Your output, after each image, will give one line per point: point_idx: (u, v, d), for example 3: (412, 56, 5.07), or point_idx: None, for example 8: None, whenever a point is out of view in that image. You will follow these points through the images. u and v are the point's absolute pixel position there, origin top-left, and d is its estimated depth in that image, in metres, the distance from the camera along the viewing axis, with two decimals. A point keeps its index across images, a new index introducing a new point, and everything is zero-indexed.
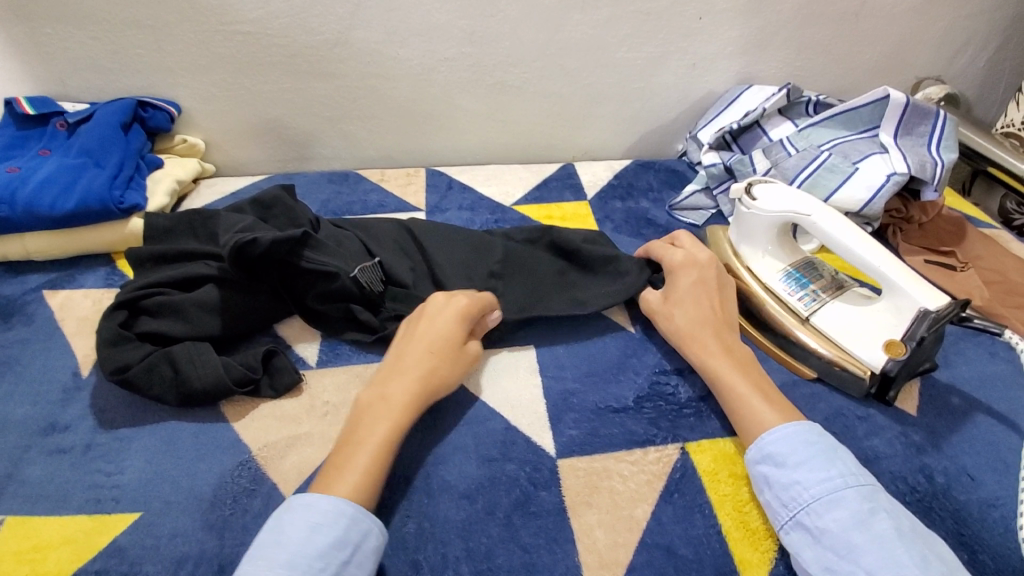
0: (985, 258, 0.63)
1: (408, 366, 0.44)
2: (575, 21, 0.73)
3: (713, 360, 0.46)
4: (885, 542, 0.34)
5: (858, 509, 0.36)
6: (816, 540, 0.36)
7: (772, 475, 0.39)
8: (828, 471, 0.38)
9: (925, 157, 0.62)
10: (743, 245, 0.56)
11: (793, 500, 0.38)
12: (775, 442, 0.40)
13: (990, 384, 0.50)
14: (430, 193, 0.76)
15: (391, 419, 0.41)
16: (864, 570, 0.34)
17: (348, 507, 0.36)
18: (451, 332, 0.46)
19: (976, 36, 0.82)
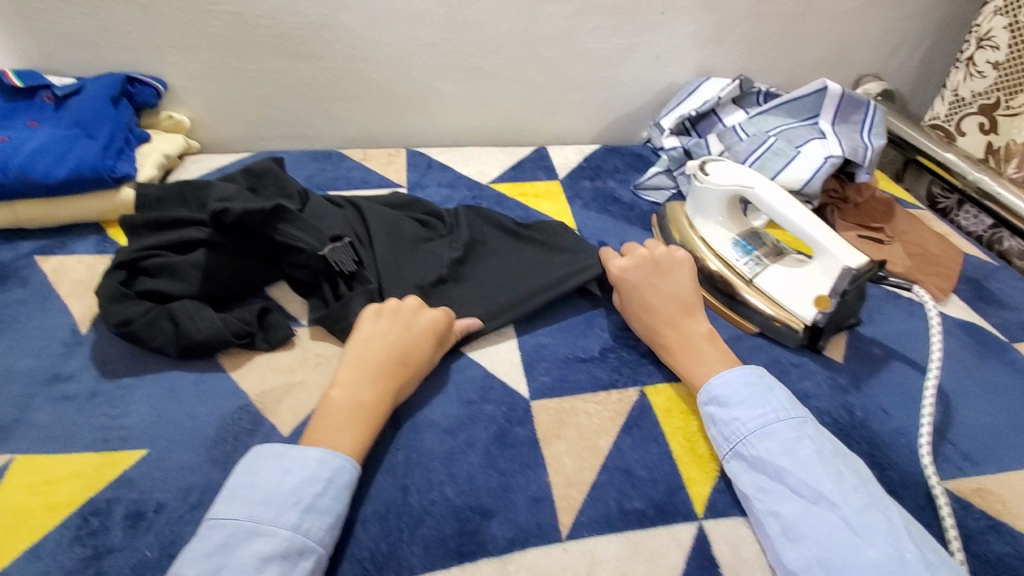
0: (909, 233, 0.71)
1: (382, 373, 0.45)
2: (548, 12, 0.78)
3: (673, 355, 0.50)
4: (804, 463, 0.41)
5: (786, 438, 0.42)
6: (751, 466, 0.42)
7: (718, 415, 0.45)
8: (763, 408, 0.44)
9: (858, 142, 0.70)
10: (698, 217, 0.63)
11: (734, 434, 0.44)
12: (720, 387, 0.46)
13: (905, 338, 0.58)
14: (411, 172, 0.80)
15: (359, 428, 0.42)
16: (790, 488, 0.40)
17: (320, 452, 0.40)
18: (424, 341, 0.48)
19: (909, 37, 0.91)
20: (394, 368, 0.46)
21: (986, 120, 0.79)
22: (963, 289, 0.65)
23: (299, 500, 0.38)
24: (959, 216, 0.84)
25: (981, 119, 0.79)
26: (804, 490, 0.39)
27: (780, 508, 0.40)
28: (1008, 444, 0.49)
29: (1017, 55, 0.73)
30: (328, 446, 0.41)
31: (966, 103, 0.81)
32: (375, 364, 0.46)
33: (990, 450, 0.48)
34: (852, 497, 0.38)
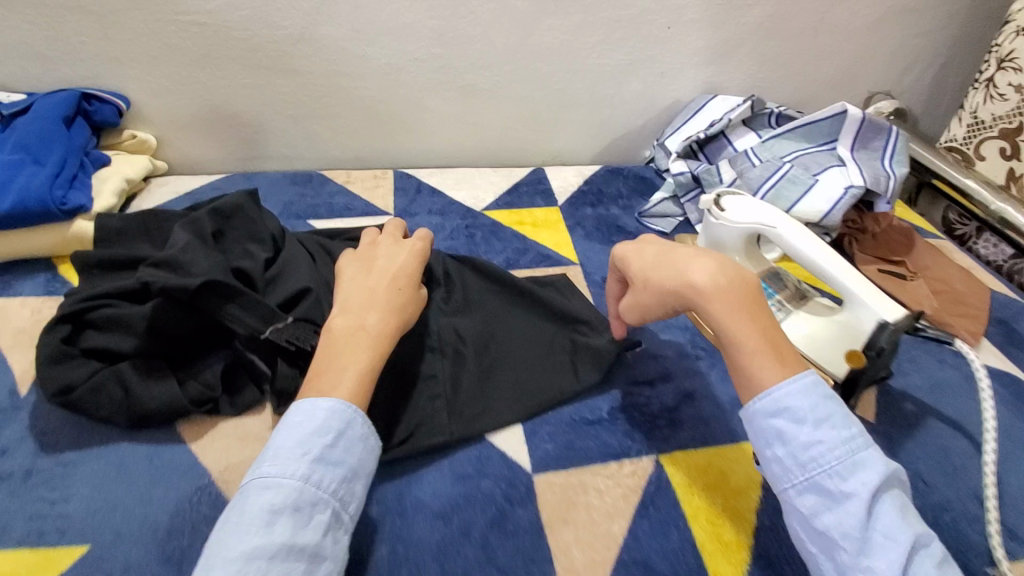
0: (932, 267, 0.67)
1: (377, 301, 0.45)
2: (547, 26, 0.72)
3: (716, 302, 0.40)
4: (897, 510, 0.34)
5: (878, 472, 0.35)
6: (834, 503, 0.35)
7: (788, 431, 0.37)
8: (849, 431, 0.36)
9: (879, 171, 0.65)
10: None
11: (810, 461, 0.36)
12: (793, 395, 0.37)
13: (939, 390, 0.53)
14: (399, 197, 0.74)
15: (373, 347, 0.42)
16: (881, 536, 0.33)
17: (320, 403, 0.39)
18: (408, 269, 0.49)
19: (923, 54, 0.87)
20: (385, 293, 0.46)
21: (1007, 146, 0.75)
22: (993, 331, 0.61)
23: (308, 456, 0.37)
24: (977, 244, 0.80)
25: (1002, 144, 0.75)
26: (904, 542, 0.33)
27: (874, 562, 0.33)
28: None
29: None
30: (343, 365, 0.41)
31: (985, 127, 0.77)
32: (368, 295, 0.46)
33: None
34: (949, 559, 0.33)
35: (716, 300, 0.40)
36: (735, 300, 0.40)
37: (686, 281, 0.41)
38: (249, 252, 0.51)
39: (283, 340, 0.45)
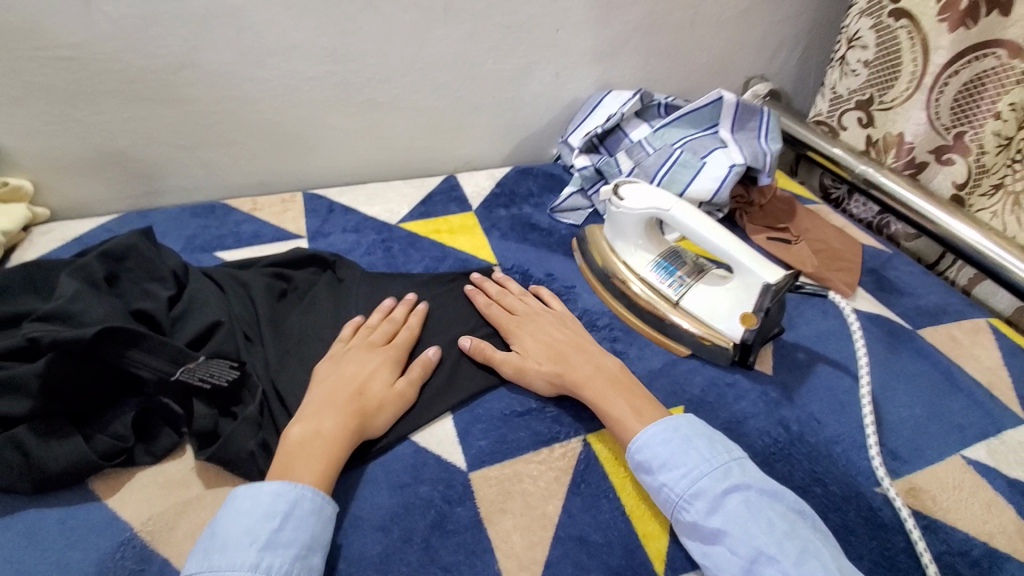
0: (811, 230, 0.74)
1: (337, 403, 0.45)
2: (439, 36, 0.74)
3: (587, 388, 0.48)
4: (739, 520, 0.39)
5: (713, 495, 0.40)
6: (687, 530, 0.41)
7: (646, 479, 0.43)
8: (685, 466, 0.42)
9: (757, 148, 0.72)
10: (618, 241, 0.61)
11: (664, 500, 0.42)
12: (640, 450, 0.44)
13: (825, 338, 0.59)
14: (311, 218, 0.73)
15: (329, 454, 0.42)
16: (728, 549, 0.38)
17: (292, 487, 0.39)
18: (381, 368, 0.49)
19: (787, 39, 0.96)
20: (349, 395, 0.45)
21: (863, 115, 0.83)
22: (867, 280, 0.68)
23: (301, 548, 0.37)
24: (850, 205, 0.89)
25: (859, 114, 0.84)
26: (744, 551, 0.38)
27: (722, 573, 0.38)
28: (929, 436, 0.50)
29: (885, 54, 0.78)
30: (298, 475, 0.40)
31: (844, 100, 0.86)
32: (331, 396, 0.46)
33: (915, 445, 0.49)
34: (788, 548, 0.37)
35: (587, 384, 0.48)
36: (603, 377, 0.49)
37: (547, 355, 0.51)
38: (150, 292, 0.50)
39: (196, 379, 0.45)
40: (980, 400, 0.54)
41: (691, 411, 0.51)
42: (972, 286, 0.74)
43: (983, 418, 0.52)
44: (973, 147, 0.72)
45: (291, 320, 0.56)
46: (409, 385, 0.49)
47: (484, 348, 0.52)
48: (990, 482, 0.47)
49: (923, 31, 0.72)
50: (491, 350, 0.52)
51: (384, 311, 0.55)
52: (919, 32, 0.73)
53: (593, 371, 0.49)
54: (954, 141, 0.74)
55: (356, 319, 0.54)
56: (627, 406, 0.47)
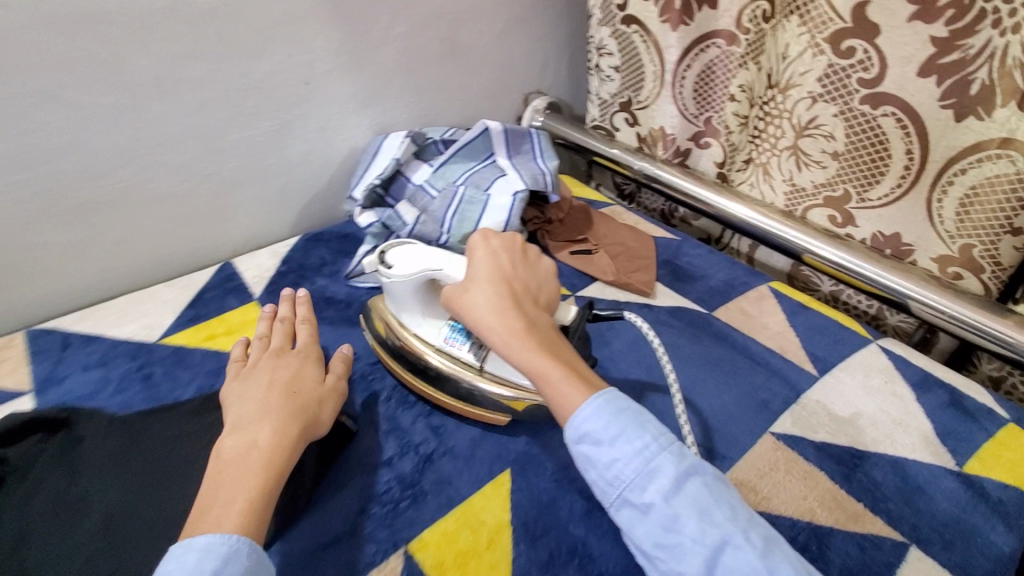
0: (609, 235, 0.75)
1: (274, 408, 0.45)
2: (158, 113, 0.63)
3: (531, 355, 0.43)
4: (701, 503, 0.37)
5: (675, 474, 0.38)
6: (641, 515, 0.38)
7: (594, 455, 0.40)
8: (644, 441, 0.39)
9: (535, 170, 0.72)
10: (405, 314, 0.54)
11: (616, 480, 0.39)
12: (592, 421, 0.40)
13: (637, 346, 0.59)
14: (37, 363, 0.58)
15: (264, 461, 0.41)
16: (688, 538, 0.36)
17: (226, 537, 0.36)
18: (304, 370, 0.50)
19: (551, 53, 0.99)
20: (284, 394, 0.46)
21: (628, 116, 0.88)
22: (664, 274, 0.70)
23: None
24: (642, 197, 0.93)
25: (625, 115, 0.88)
26: (707, 541, 0.36)
27: (684, 562, 0.36)
28: (740, 419, 0.51)
29: (628, 58, 0.82)
30: (230, 497, 0.38)
31: (610, 104, 0.90)
32: (265, 400, 0.46)
33: (730, 434, 0.50)
34: (751, 534, 0.36)
35: (537, 353, 0.43)
36: (541, 350, 0.44)
37: (490, 303, 0.46)
38: None
39: None
40: (778, 368, 0.56)
41: (519, 472, 0.47)
42: (754, 252, 0.80)
43: (783, 386, 0.54)
44: (721, 128, 0.77)
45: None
46: (336, 379, 0.51)
47: (477, 249, 0.51)
48: (799, 451, 0.48)
49: (652, 33, 0.77)
50: (474, 255, 0.50)
51: (268, 320, 0.57)
52: (649, 35, 0.77)
53: (527, 332, 0.45)
54: (706, 125, 0.79)
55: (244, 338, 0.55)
56: (559, 371, 0.43)
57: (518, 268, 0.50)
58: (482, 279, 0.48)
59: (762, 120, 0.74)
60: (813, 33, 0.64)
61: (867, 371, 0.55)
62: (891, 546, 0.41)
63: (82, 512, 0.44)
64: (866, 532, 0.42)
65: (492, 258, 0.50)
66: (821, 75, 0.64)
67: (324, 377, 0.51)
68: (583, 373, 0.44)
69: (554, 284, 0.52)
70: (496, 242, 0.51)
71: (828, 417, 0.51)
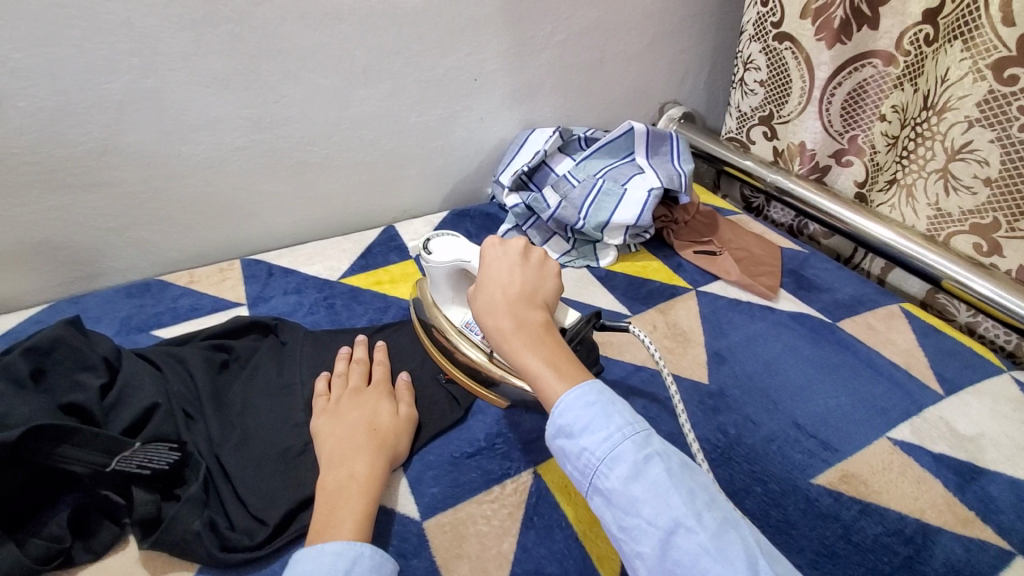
0: (734, 240, 0.78)
1: (362, 445, 0.46)
2: (362, 96, 0.77)
3: (519, 350, 0.44)
4: (658, 489, 0.36)
5: (634, 460, 0.37)
6: (606, 501, 0.37)
7: (568, 447, 0.40)
8: (608, 430, 0.39)
9: (671, 171, 0.77)
10: (436, 296, 0.58)
11: (586, 469, 0.39)
12: (565, 413, 0.40)
13: (754, 341, 0.63)
14: (250, 284, 0.73)
15: (364, 491, 0.43)
16: (644, 520, 0.35)
17: (350, 543, 0.38)
18: (380, 404, 0.51)
19: (692, 66, 1.03)
20: (366, 433, 0.48)
21: (767, 129, 0.90)
22: (787, 281, 0.72)
23: None
24: (770, 211, 0.94)
25: (763, 128, 0.91)
26: (661, 524, 0.35)
27: (639, 546, 0.35)
28: (854, 421, 0.54)
29: (776, 73, 0.85)
30: (340, 518, 0.41)
31: (749, 117, 0.93)
32: (352, 438, 0.47)
33: (842, 431, 0.53)
34: (705, 517, 0.34)
35: (524, 349, 0.44)
36: (529, 343, 0.44)
37: (485, 301, 0.47)
38: (81, 383, 0.49)
39: (134, 466, 0.44)
40: (900, 381, 0.58)
41: None
42: (885, 274, 0.80)
43: (904, 398, 0.56)
44: (867, 147, 0.79)
45: (228, 389, 0.56)
46: (409, 407, 0.52)
47: (486, 254, 0.51)
48: (914, 457, 0.51)
49: (805, 50, 0.79)
50: (486, 259, 0.51)
51: (346, 357, 0.57)
52: (801, 51, 0.80)
53: (515, 327, 0.45)
54: (850, 144, 0.81)
55: (324, 373, 0.56)
56: (540, 364, 0.43)
57: (523, 268, 0.49)
58: (481, 280, 0.49)
59: (912, 142, 0.74)
60: (976, 60, 0.64)
61: (1000, 397, 0.56)
62: (996, 551, 0.44)
63: (289, 393, 0.55)
64: (974, 536, 0.45)
65: (497, 262, 0.50)
66: (981, 101, 0.64)
67: (397, 405, 0.52)
68: (568, 363, 0.43)
69: (559, 282, 0.51)
70: (503, 245, 0.51)
71: (949, 433, 0.53)
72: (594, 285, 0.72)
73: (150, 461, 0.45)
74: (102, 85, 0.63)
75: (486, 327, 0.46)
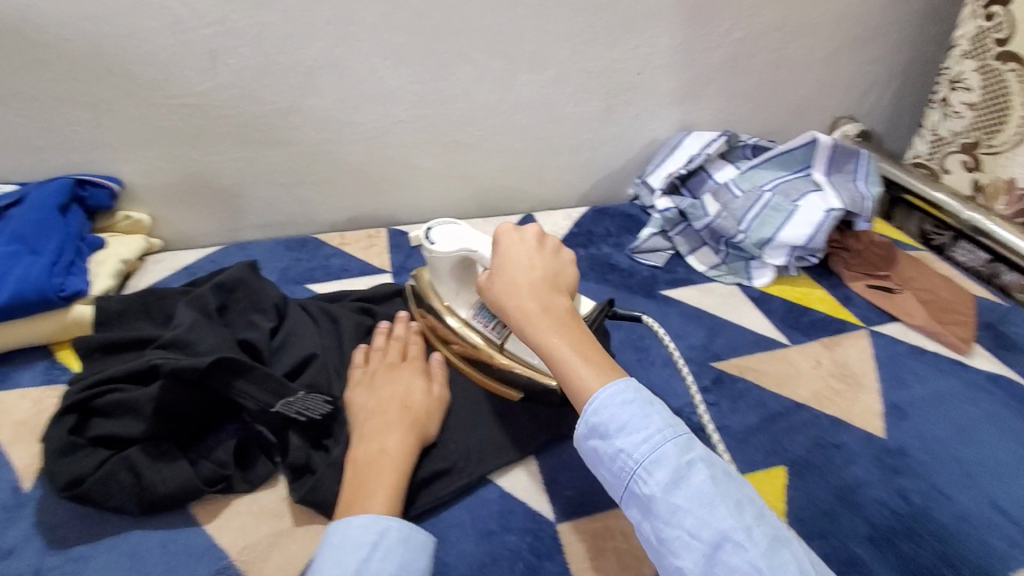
0: (917, 279, 0.68)
1: (392, 421, 0.44)
2: (525, 81, 0.76)
3: (553, 349, 0.40)
4: (702, 500, 0.34)
5: (675, 466, 0.35)
6: (644, 509, 0.35)
7: (601, 449, 0.37)
8: (647, 429, 0.36)
9: (855, 192, 0.69)
10: (439, 288, 0.52)
11: (621, 473, 0.36)
12: (601, 415, 0.37)
13: (943, 400, 0.54)
14: (395, 254, 0.75)
15: (395, 470, 0.42)
16: (687, 533, 0.33)
17: (376, 518, 0.38)
18: (414, 380, 0.48)
19: (879, 79, 0.92)
20: (397, 411, 0.45)
21: (969, 159, 0.78)
22: (985, 336, 0.62)
23: None
24: (955, 252, 0.82)
25: (963, 158, 0.78)
26: (705, 537, 0.33)
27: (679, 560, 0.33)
28: None
29: (993, 97, 0.73)
30: (368, 493, 0.40)
31: (946, 142, 0.81)
32: (382, 415, 0.45)
33: None
34: (756, 534, 0.33)
35: (556, 347, 0.40)
36: (563, 338, 0.40)
37: (506, 286, 0.43)
38: (254, 323, 0.52)
39: (294, 412, 0.46)
40: None
41: (796, 473, 0.47)
42: None
43: None
44: None
45: None
46: (442, 387, 0.49)
47: (500, 238, 0.46)
48: None
49: None
50: (499, 246, 0.46)
51: (387, 331, 0.53)
52: None
53: (540, 313, 0.41)
54: None
55: (363, 345, 0.52)
56: (573, 359, 0.39)
57: (543, 256, 0.45)
58: (499, 262, 0.44)
59: None
60: None
61: None
62: None
63: None
64: None
65: (517, 247, 0.45)
66: None
67: (425, 382, 0.49)
68: (602, 354, 0.40)
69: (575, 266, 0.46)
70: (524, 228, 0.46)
71: None
72: (746, 305, 0.66)
73: (304, 409, 0.46)
74: (298, 49, 0.67)
75: (517, 321, 0.42)
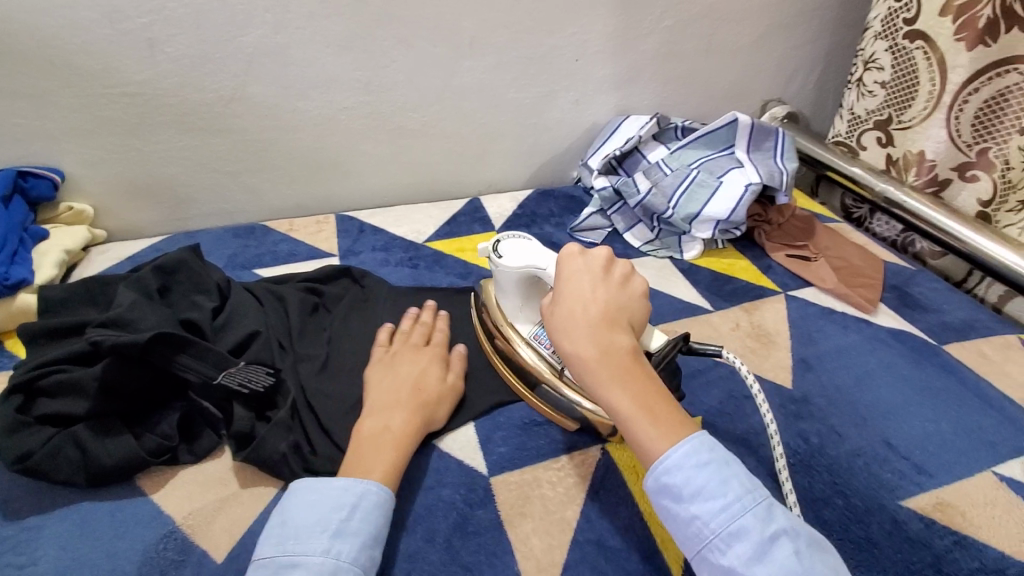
0: (832, 248, 0.74)
1: (404, 402, 0.47)
2: (466, 67, 0.78)
3: (612, 391, 0.40)
4: (786, 573, 0.34)
5: (758, 539, 0.35)
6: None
7: (672, 508, 0.38)
8: (724, 497, 0.36)
9: (773, 167, 0.74)
10: (503, 300, 0.53)
11: (695, 537, 0.37)
12: (672, 473, 0.37)
13: (846, 353, 0.59)
14: (342, 238, 0.77)
15: (396, 446, 0.44)
16: None
17: (351, 480, 0.41)
18: (432, 365, 0.51)
19: (804, 63, 0.97)
20: (410, 391, 0.48)
21: (882, 134, 0.84)
22: (889, 297, 0.68)
23: (351, 532, 0.38)
24: (873, 223, 0.88)
25: (878, 133, 0.85)
26: None
27: None
28: (953, 450, 0.51)
29: (901, 74, 0.79)
30: (370, 465, 0.43)
31: (862, 120, 0.87)
32: (395, 394, 0.48)
33: (938, 459, 0.50)
34: None
35: (621, 394, 0.40)
36: (627, 383, 0.40)
37: (566, 319, 0.43)
38: (197, 303, 0.54)
39: (236, 383, 0.47)
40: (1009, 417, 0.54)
41: (709, 422, 0.51)
42: (1002, 303, 0.74)
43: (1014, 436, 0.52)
44: (999, 162, 0.72)
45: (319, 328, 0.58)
46: (458, 376, 0.52)
47: (564, 263, 0.47)
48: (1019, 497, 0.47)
49: (939, 50, 0.73)
50: (562, 274, 0.46)
51: (413, 317, 0.57)
52: (935, 51, 0.74)
53: (599, 354, 0.41)
54: (978, 157, 0.74)
55: (388, 325, 0.56)
56: (631, 406, 0.40)
57: (607, 291, 0.45)
58: (562, 294, 0.45)
59: None
60: None
61: None
62: None
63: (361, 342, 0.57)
64: None
65: (580, 278, 0.45)
66: None
67: (443, 368, 0.52)
68: (661, 400, 0.40)
69: (644, 302, 0.46)
70: (593, 255, 0.47)
71: None
72: (676, 276, 0.70)
73: (245, 381, 0.48)
74: (238, 37, 0.68)
75: (575, 357, 0.42)
